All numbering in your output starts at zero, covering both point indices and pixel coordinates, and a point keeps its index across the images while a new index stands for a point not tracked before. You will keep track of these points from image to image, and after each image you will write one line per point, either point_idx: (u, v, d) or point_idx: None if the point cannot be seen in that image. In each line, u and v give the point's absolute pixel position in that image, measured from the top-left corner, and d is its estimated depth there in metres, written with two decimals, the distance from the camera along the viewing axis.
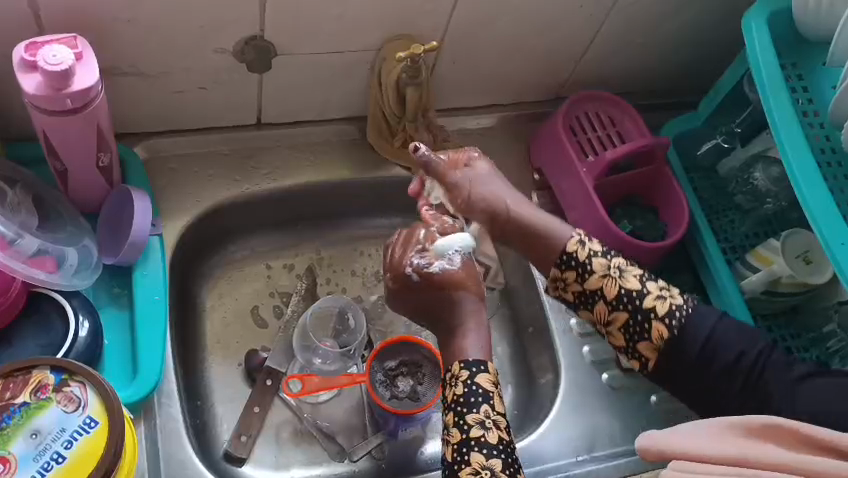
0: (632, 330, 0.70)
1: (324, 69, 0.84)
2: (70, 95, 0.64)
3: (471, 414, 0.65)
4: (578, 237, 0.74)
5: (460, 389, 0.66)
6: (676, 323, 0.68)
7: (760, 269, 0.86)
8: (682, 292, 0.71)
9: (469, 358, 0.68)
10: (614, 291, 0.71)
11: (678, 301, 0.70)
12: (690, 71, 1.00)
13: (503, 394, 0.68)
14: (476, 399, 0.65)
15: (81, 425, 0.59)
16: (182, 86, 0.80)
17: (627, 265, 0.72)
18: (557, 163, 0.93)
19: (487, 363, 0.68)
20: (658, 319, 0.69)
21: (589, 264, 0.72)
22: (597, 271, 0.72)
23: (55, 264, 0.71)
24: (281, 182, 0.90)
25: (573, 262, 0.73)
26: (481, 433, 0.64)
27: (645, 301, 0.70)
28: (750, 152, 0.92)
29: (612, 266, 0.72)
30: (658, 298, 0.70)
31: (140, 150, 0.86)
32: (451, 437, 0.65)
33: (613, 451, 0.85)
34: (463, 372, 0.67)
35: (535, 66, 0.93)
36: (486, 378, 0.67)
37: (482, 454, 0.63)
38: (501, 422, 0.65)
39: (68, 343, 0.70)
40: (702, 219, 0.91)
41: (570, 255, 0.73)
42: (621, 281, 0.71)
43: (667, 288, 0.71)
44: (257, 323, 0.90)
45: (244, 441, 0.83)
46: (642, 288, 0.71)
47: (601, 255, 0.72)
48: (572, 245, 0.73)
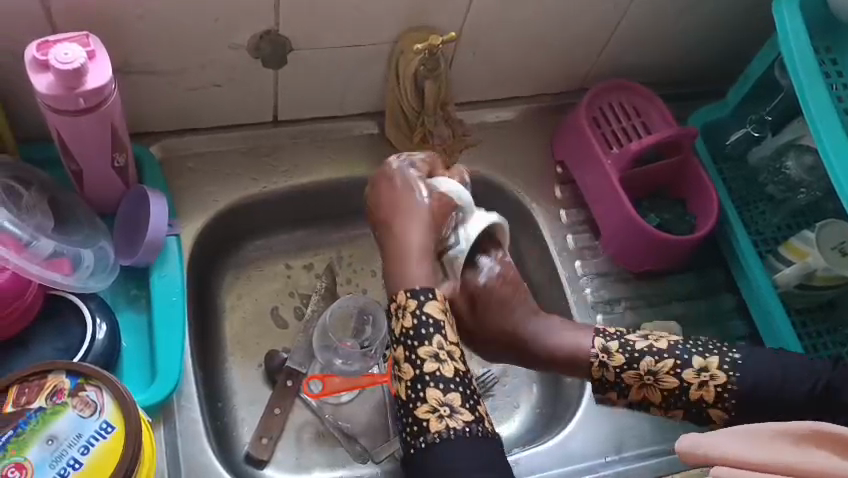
0: (692, 419, 0.72)
1: (341, 63, 0.82)
2: (82, 94, 0.63)
3: (423, 347, 0.64)
4: (597, 358, 0.74)
5: (409, 322, 0.65)
6: (729, 405, 0.69)
7: (794, 263, 0.84)
8: (720, 357, 0.70)
9: (415, 287, 0.67)
10: (658, 396, 0.72)
11: (720, 378, 0.69)
12: (718, 60, 0.97)
13: (453, 322, 0.67)
14: (428, 331, 0.65)
15: (98, 430, 0.58)
16: (197, 84, 0.79)
17: (658, 362, 0.71)
18: (580, 157, 0.90)
19: (434, 290, 0.67)
20: (712, 407, 0.70)
21: (621, 381, 0.73)
22: (632, 385, 0.72)
23: (72, 266, 0.70)
24: (298, 181, 0.88)
25: (607, 384, 0.74)
26: (435, 366, 0.64)
27: (689, 396, 0.70)
28: (781, 141, 0.88)
29: (645, 374, 0.71)
30: (701, 387, 0.70)
31: (156, 150, 0.84)
32: (403, 373, 0.65)
33: (641, 452, 0.82)
34: (410, 302, 0.66)
35: (557, 56, 0.90)
36: (435, 306, 0.66)
37: (439, 391, 0.63)
38: (454, 353, 0.65)
39: (86, 345, 0.69)
40: (731, 211, 0.89)
41: (599, 377, 0.74)
42: (658, 385, 0.71)
43: (705, 367, 0.70)
44: (277, 324, 0.89)
45: (265, 443, 0.81)
46: (682, 384, 0.70)
47: (629, 368, 0.72)
48: (596, 369, 0.74)
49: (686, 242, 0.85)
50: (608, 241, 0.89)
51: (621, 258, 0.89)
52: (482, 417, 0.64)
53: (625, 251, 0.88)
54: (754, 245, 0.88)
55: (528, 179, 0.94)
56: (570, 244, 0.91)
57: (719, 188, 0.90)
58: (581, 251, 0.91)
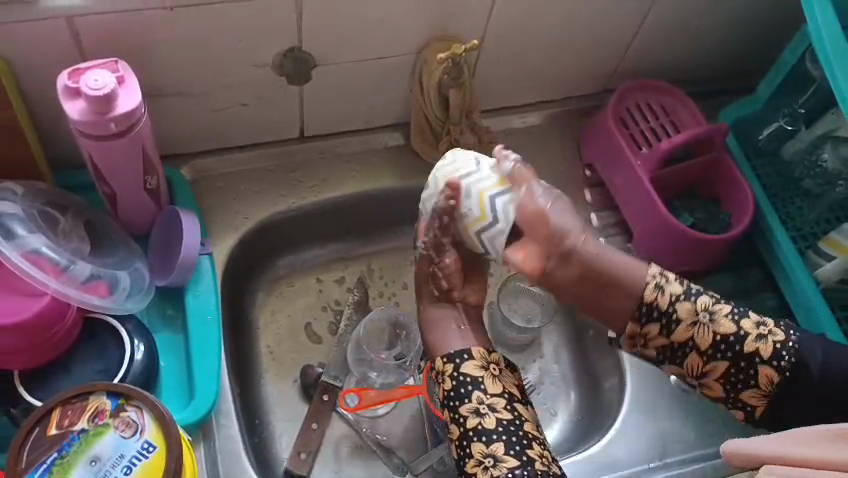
0: (733, 378, 0.68)
1: (364, 77, 0.83)
2: (114, 119, 0.64)
3: (463, 405, 0.67)
4: (653, 281, 0.70)
5: (449, 384, 0.68)
6: (785, 366, 0.66)
7: (835, 258, 0.82)
8: (777, 321, 0.68)
9: (451, 351, 0.70)
10: (708, 340, 0.68)
11: (779, 337, 0.67)
12: (745, 55, 0.96)
13: (497, 375, 0.69)
14: (465, 389, 0.67)
15: (139, 450, 0.58)
16: (224, 103, 0.80)
17: (715, 304, 0.68)
18: (609, 158, 0.89)
19: (471, 350, 0.70)
20: (765, 364, 0.66)
21: (673, 313, 0.69)
22: (684, 319, 0.68)
23: (109, 288, 0.70)
24: (328, 195, 0.89)
25: (655, 314, 0.69)
26: (477, 421, 0.66)
27: (744, 346, 0.67)
28: (816, 132, 0.86)
29: (699, 311, 0.68)
30: (759, 339, 0.67)
31: (186, 171, 0.85)
32: (451, 433, 0.67)
33: (684, 457, 0.80)
34: (447, 366, 0.69)
35: (580, 59, 0.90)
36: (472, 365, 0.68)
37: (482, 443, 0.65)
38: (497, 404, 0.66)
39: (125, 366, 0.70)
40: (767, 206, 0.87)
41: (650, 305, 0.69)
42: (713, 327, 0.68)
43: (764, 324, 0.67)
44: (311, 339, 0.90)
45: (303, 458, 0.81)
46: (738, 331, 0.67)
47: (685, 299, 0.69)
48: (649, 293, 0.70)
49: (723, 241, 0.84)
50: (642, 243, 0.88)
51: (656, 259, 0.88)
52: (532, 460, 0.64)
53: (660, 252, 0.87)
54: (792, 241, 0.86)
55: (557, 184, 0.93)
56: None
57: (753, 184, 0.88)
58: None
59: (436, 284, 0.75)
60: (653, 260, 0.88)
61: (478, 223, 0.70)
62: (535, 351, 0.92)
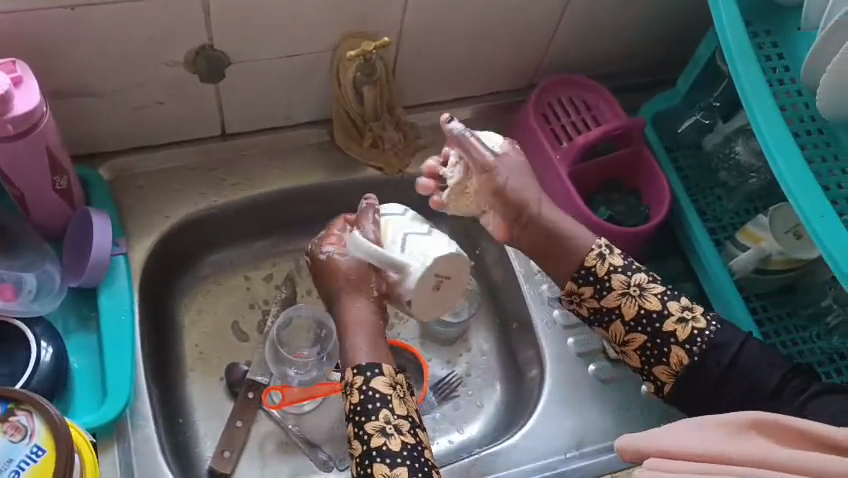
0: (649, 353, 0.70)
1: (282, 74, 0.82)
2: (12, 121, 0.64)
3: (370, 422, 0.64)
4: (598, 250, 0.72)
5: (356, 398, 0.66)
6: (697, 350, 0.68)
7: (748, 247, 0.84)
8: (704, 309, 0.70)
9: (362, 363, 0.68)
10: (632, 311, 0.70)
11: (700, 324, 0.69)
12: (666, 49, 0.97)
13: (402, 395, 0.67)
14: (374, 406, 0.65)
15: (27, 455, 0.55)
16: (139, 102, 0.79)
17: (648, 283, 0.70)
18: (531, 152, 0.90)
19: (382, 366, 0.68)
20: (679, 344, 0.68)
21: (607, 281, 0.71)
22: (616, 289, 0.70)
23: (14, 291, 0.73)
24: (253, 192, 0.89)
25: (592, 278, 0.71)
26: (383, 441, 0.64)
27: (664, 324, 0.69)
28: (731, 125, 0.88)
29: (632, 284, 0.70)
30: (679, 322, 0.68)
31: (104, 171, 0.85)
32: (353, 450, 0.65)
33: (601, 447, 0.81)
34: (357, 379, 0.67)
35: (502, 54, 0.90)
36: (382, 382, 0.67)
37: (385, 465, 0.62)
38: (401, 427, 0.65)
39: (32, 367, 0.68)
40: (684, 198, 0.89)
41: (588, 269, 0.72)
42: (640, 300, 0.70)
43: (689, 309, 0.69)
44: (238, 337, 0.90)
45: (227, 457, 0.82)
46: (663, 309, 0.69)
47: (621, 271, 0.71)
48: (591, 258, 0.72)
49: (640, 232, 0.85)
50: None
51: None
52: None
53: None
54: (711, 233, 0.88)
55: None
56: None
57: (672, 177, 0.90)
58: None
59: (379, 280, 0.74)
60: None
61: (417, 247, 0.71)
62: (461, 345, 0.92)
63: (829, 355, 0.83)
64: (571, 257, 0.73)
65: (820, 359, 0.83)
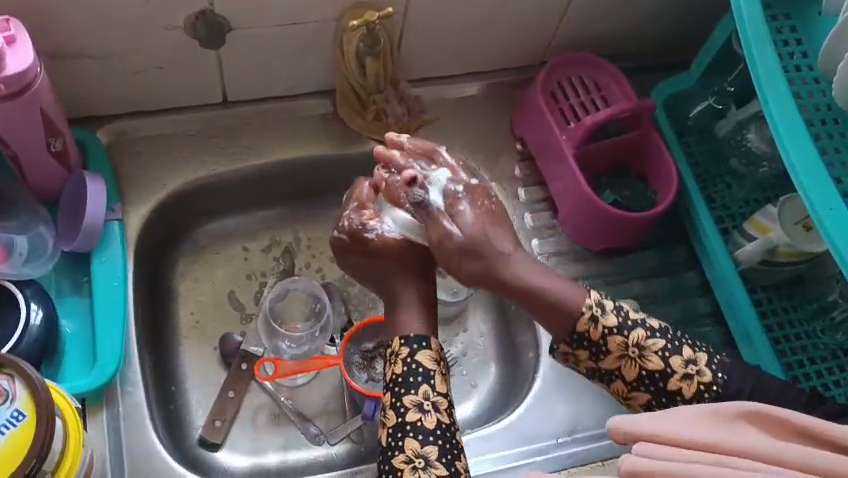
0: (657, 409, 0.66)
1: (284, 42, 0.81)
2: (3, 81, 0.62)
3: (409, 396, 0.64)
4: (589, 310, 0.66)
5: (399, 369, 0.65)
6: (705, 407, 0.64)
7: (756, 238, 0.81)
8: (708, 355, 0.65)
9: (410, 334, 0.67)
10: (633, 372, 0.65)
11: (706, 377, 0.64)
12: (682, 30, 0.94)
13: (446, 373, 0.67)
14: (415, 380, 0.65)
15: (8, 419, 0.55)
16: (138, 66, 0.78)
17: (649, 340, 0.65)
18: (537, 132, 0.88)
19: (429, 339, 0.67)
20: (687, 403, 0.64)
21: (603, 344, 0.66)
22: (613, 352, 0.66)
23: (4, 253, 0.72)
24: (252, 162, 0.87)
25: (586, 342, 0.66)
26: (418, 416, 0.63)
27: (668, 383, 0.64)
28: (744, 112, 0.86)
29: (630, 345, 0.65)
30: (685, 379, 0.64)
31: (103, 135, 0.84)
32: (387, 419, 0.64)
33: (595, 433, 0.80)
34: (403, 349, 0.66)
35: (512, 30, 0.88)
36: (427, 356, 0.66)
37: (416, 440, 0.62)
38: (440, 404, 0.64)
39: (20, 332, 0.68)
40: (693, 184, 0.87)
41: (581, 334, 0.66)
42: (641, 361, 0.65)
43: (694, 361, 0.65)
44: (233, 307, 0.89)
45: (218, 426, 0.82)
46: (665, 369, 0.65)
47: (618, 333, 0.65)
48: (582, 323, 0.66)
49: (645, 219, 0.83)
50: (568, 220, 0.87)
51: (582, 237, 0.87)
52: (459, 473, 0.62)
53: (582, 229, 0.86)
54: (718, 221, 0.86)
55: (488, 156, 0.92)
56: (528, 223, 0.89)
57: (682, 163, 0.87)
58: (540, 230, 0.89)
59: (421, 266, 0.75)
60: (577, 237, 0.88)
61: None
62: (458, 325, 0.91)
63: (832, 352, 0.81)
64: (560, 318, 0.67)
65: (822, 354, 0.81)
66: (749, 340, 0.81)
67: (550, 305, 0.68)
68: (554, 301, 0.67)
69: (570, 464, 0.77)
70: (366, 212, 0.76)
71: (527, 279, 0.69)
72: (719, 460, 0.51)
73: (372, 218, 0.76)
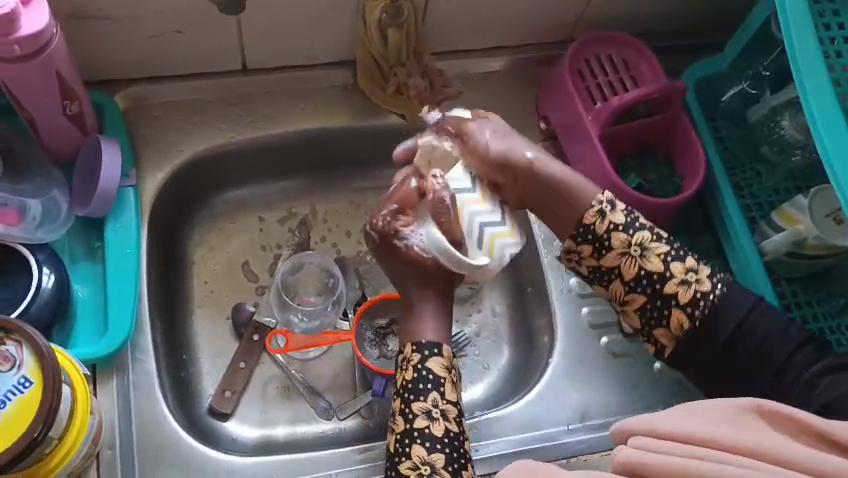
0: (649, 314, 0.70)
1: (305, 10, 0.78)
2: (18, 42, 0.61)
3: (418, 402, 0.66)
4: (599, 206, 0.72)
5: (410, 375, 0.68)
6: (698, 314, 0.68)
7: (784, 229, 0.79)
8: (711, 271, 0.70)
9: (422, 340, 0.70)
10: (632, 271, 0.70)
11: (704, 288, 0.69)
12: (718, 9, 0.90)
13: (455, 381, 0.69)
14: (424, 386, 0.67)
15: (15, 385, 0.55)
16: (156, 30, 0.77)
17: (652, 242, 0.70)
18: (562, 111, 0.85)
19: (441, 347, 0.70)
20: (680, 307, 0.69)
21: (607, 240, 0.71)
22: (616, 248, 0.70)
23: (18, 216, 0.72)
24: (270, 132, 0.86)
25: (591, 235, 0.71)
26: (426, 423, 0.66)
27: (665, 286, 0.69)
28: (778, 98, 0.83)
29: (633, 244, 0.70)
30: (682, 284, 0.69)
31: (121, 99, 0.83)
32: (396, 426, 0.67)
33: (606, 421, 0.79)
34: (415, 355, 0.69)
35: (540, 5, 0.85)
36: (437, 363, 0.69)
37: (423, 448, 0.65)
38: (449, 413, 0.67)
39: (32, 293, 0.68)
40: (721, 171, 0.84)
41: (587, 226, 0.71)
42: (641, 261, 0.70)
43: (695, 271, 0.70)
44: (247, 278, 0.89)
45: (228, 397, 0.82)
46: (664, 271, 0.69)
47: (622, 230, 0.70)
48: (590, 215, 0.71)
49: (669, 204, 0.80)
50: None
51: None
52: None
53: None
54: (744, 210, 0.84)
55: None
56: None
57: (710, 149, 0.85)
58: None
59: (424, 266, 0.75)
60: None
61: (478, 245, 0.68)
62: (473, 305, 0.90)
63: None
64: (574, 211, 0.73)
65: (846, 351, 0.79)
66: None
67: (570, 200, 0.73)
68: (572, 198, 0.73)
69: (579, 452, 0.76)
70: (403, 218, 0.72)
71: (547, 163, 0.74)
72: (718, 457, 0.51)
73: (408, 224, 0.71)
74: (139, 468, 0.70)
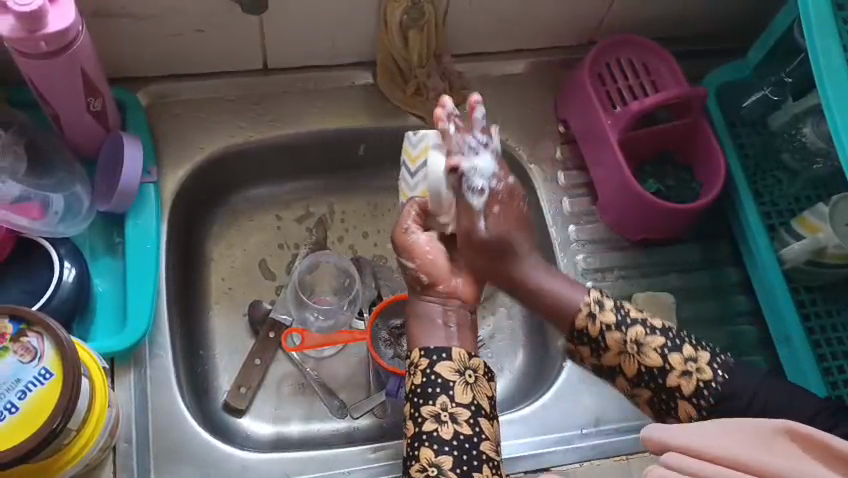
0: (658, 405, 0.65)
1: (325, 10, 0.79)
2: (44, 38, 0.62)
3: (426, 406, 0.63)
4: (588, 307, 0.67)
5: (418, 379, 0.64)
6: (706, 405, 0.62)
7: (805, 237, 0.78)
8: (711, 355, 0.64)
9: (429, 345, 0.65)
10: (633, 368, 0.65)
11: (706, 375, 0.63)
12: (741, 15, 0.90)
13: (470, 382, 0.64)
14: (433, 390, 0.63)
15: (36, 376, 0.56)
16: (178, 29, 0.77)
17: (648, 337, 0.65)
18: (582, 115, 0.85)
19: (450, 350, 0.65)
20: (686, 399, 0.63)
21: (601, 341, 0.66)
22: (612, 347, 0.66)
23: (41, 211, 0.71)
24: (289, 131, 0.87)
25: (586, 338, 0.67)
26: (434, 427, 0.62)
27: (668, 380, 0.63)
28: (800, 104, 0.82)
29: (629, 341, 0.65)
30: (683, 375, 0.63)
31: (143, 96, 0.84)
32: (407, 430, 0.64)
33: (620, 426, 0.78)
34: (422, 360, 0.65)
35: (561, 8, 0.84)
36: (446, 367, 0.64)
37: (431, 451, 0.61)
38: (460, 416, 0.62)
39: (53, 287, 0.69)
40: (741, 177, 0.83)
41: (580, 331, 0.67)
42: (640, 357, 0.65)
43: (695, 358, 0.63)
44: (265, 275, 0.89)
45: (243, 392, 0.82)
46: (664, 364, 0.64)
47: (616, 329, 0.66)
48: (581, 319, 0.67)
49: (689, 211, 0.79)
50: (607, 208, 0.85)
51: (622, 225, 0.84)
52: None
53: (622, 220, 0.84)
54: (765, 217, 0.83)
55: (529, 137, 0.89)
56: (566, 208, 0.87)
57: (730, 155, 0.84)
58: (579, 217, 0.87)
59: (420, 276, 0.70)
60: (614, 227, 0.86)
61: (411, 150, 0.74)
62: (489, 307, 0.90)
63: None
64: (562, 316, 0.69)
65: None
66: (789, 345, 0.79)
67: (554, 305, 0.69)
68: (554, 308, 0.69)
69: (592, 456, 0.76)
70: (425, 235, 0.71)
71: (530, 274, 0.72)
72: None
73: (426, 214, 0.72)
74: (154, 461, 0.71)
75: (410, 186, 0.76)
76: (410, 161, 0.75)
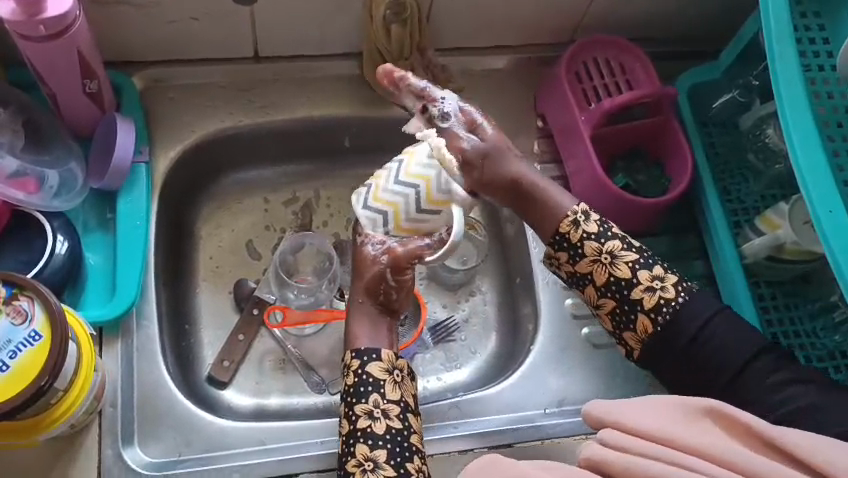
0: (618, 318, 0.73)
1: (314, 3, 0.82)
2: (43, 22, 0.66)
3: (359, 404, 0.69)
4: (574, 216, 0.76)
5: (351, 380, 0.71)
6: (662, 319, 0.71)
7: (765, 233, 0.82)
8: (677, 279, 0.72)
9: (362, 348, 0.73)
10: (603, 277, 0.73)
11: (669, 295, 0.71)
12: (716, 19, 0.93)
13: (398, 381, 0.71)
14: (366, 389, 0.70)
15: (26, 338, 0.60)
16: (174, 16, 0.81)
17: (621, 252, 0.74)
18: (558, 110, 0.89)
19: (381, 351, 0.72)
20: (644, 312, 0.71)
21: (580, 247, 0.75)
22: (588, 256, 0.74)
23: (37, 185, 0.75)
24: (278, 117, 0.90)
25: (566, 243, 0.75)
26: (368, 423, 0.68)
27: (631, 292, 0.72)
28: (766, 108, 0.87)
29: (604, 252, 0.74)
30: (647, 291, 0.72)
31: (138, 80, 0.88)
32: (342, 428, 0.69)
33: (582, 407, 0.82)
34: (354, 362, 0.72)
35: (542, 7, 0.87)
36: (377, 367, 0.71)
37: (367, 446, 0.67)
38: (390, 411, 0.69)
39: (46, 258, 0.73)
40: (708, 174, 0.87)
41: (563, 234, 0.76)
42: (611, 268, 0.73)
43: (661, 279, 0.72)
44: (250, 255, 0.93)
45: (226, 367, 0.86)
46: (632, 278, 0.72)
47: (594, 239, 0.74)
48: (564, 224, 0.76)
49: (656, 205, 0.83)
50: (579, 201, 0.88)
51: None
52: (408, 473, 0.66)
53: (592, 211, 0.87)
54: (730, 214, 0.87)
55: (509, 130, 0.93)
56: None
57: (699, 154, 0.88)
58: None
59: (384, 292, 0.77)
60: None
61: (431, 188, 0.67)
62: (465, 292, 0.94)
63: (830, 352, 0.81)
64: (551, 220, 0.77)
65: (820, 354, 0.81)
66: None
67: (548, 207, 0.78)
68: (547, 207, 0.78)
69: (554, 435, 0.79)
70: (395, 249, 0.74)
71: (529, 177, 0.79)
72: (676, 457, 0.54)
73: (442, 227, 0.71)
74: (138, 428, 0.75)
75: (406, 215, 0.69)
76: (405, 169, 0.67)
